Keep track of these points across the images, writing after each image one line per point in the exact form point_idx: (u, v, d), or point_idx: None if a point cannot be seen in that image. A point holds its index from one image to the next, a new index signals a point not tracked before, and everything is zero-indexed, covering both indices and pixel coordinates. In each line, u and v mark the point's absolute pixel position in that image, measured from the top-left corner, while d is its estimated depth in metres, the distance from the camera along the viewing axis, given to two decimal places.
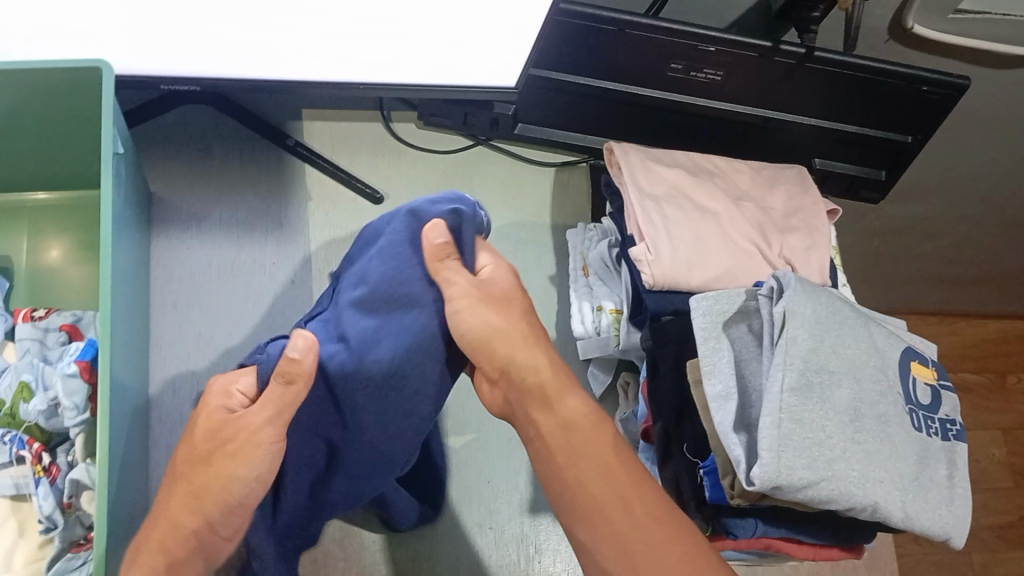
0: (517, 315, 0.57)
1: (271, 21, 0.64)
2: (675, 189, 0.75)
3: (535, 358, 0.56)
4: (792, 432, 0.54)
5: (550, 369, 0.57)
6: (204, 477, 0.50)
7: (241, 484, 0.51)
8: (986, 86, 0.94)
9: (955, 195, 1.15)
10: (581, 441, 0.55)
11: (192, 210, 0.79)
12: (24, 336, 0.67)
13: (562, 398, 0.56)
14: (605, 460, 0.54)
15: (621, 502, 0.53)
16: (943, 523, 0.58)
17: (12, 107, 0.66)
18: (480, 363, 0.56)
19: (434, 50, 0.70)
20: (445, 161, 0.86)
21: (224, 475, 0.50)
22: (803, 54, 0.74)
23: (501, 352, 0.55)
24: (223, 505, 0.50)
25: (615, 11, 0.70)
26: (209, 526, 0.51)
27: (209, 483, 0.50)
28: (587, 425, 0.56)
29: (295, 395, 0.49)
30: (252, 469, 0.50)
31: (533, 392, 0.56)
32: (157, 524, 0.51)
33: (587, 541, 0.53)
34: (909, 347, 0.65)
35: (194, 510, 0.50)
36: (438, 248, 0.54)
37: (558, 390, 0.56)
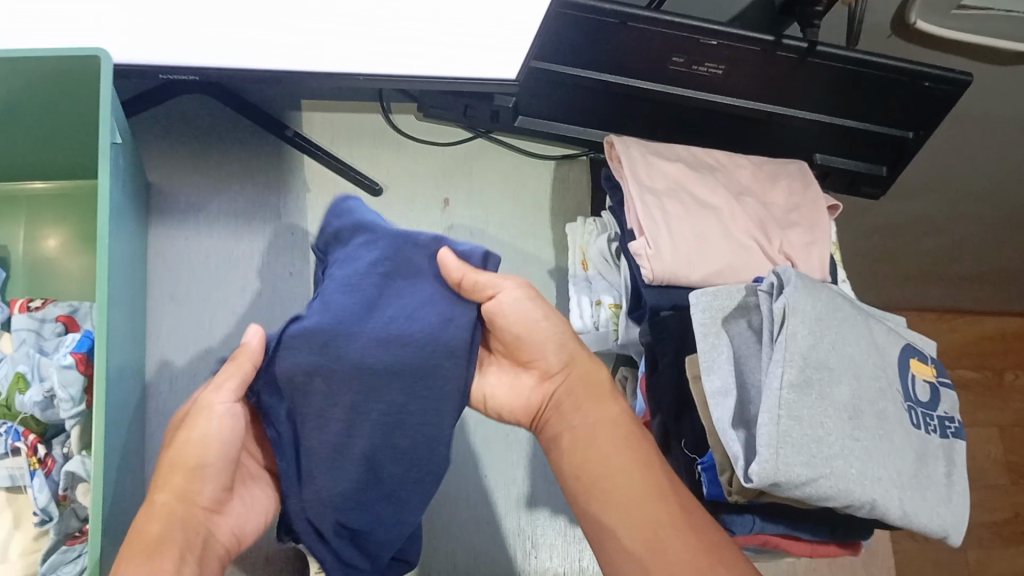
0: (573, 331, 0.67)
1: (270, 22, 0.65)
2: (675, 183, 0.74)
3: (589, 366, 0.65)
4: (792, 428, 0.54)
5: (595, 367, 0.65)
6: (186, 452, 0.52)
7: (209, 452, 0.53)
8: (987, 83, 0.94)
9: (955, 192, 1.15)
10: (622, 438, 0.61)
11: (191, 200, 0.78)
12: (21, 327, 0.67)
13: (604, 402, 0.63)
14: (639, 455, 0.60)
15: (656, 490, 0.58)
16: (941, 521, 0.58)
17: (9, 96, 0.65)
18: (541, 356, 0.64)
19: (435, 51, 0.71)
20: (444, 154, 0.86)
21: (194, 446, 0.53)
22: (805, 49, 0.74)
23: (559, 355, 0.64)
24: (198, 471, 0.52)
25: (616, 3, 0.70)
26: (187, 497, 0.52)
27: (193, 459, 0.53)
28: (619, 426, 0.62)
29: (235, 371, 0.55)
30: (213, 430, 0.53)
31: (585, 387, 0.64)
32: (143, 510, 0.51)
33: (614, 527, 0.57)
34: (909, 345, 0.65)
35: (175, 480, 0.52)
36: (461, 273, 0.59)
37: (604, 395, 0.64)
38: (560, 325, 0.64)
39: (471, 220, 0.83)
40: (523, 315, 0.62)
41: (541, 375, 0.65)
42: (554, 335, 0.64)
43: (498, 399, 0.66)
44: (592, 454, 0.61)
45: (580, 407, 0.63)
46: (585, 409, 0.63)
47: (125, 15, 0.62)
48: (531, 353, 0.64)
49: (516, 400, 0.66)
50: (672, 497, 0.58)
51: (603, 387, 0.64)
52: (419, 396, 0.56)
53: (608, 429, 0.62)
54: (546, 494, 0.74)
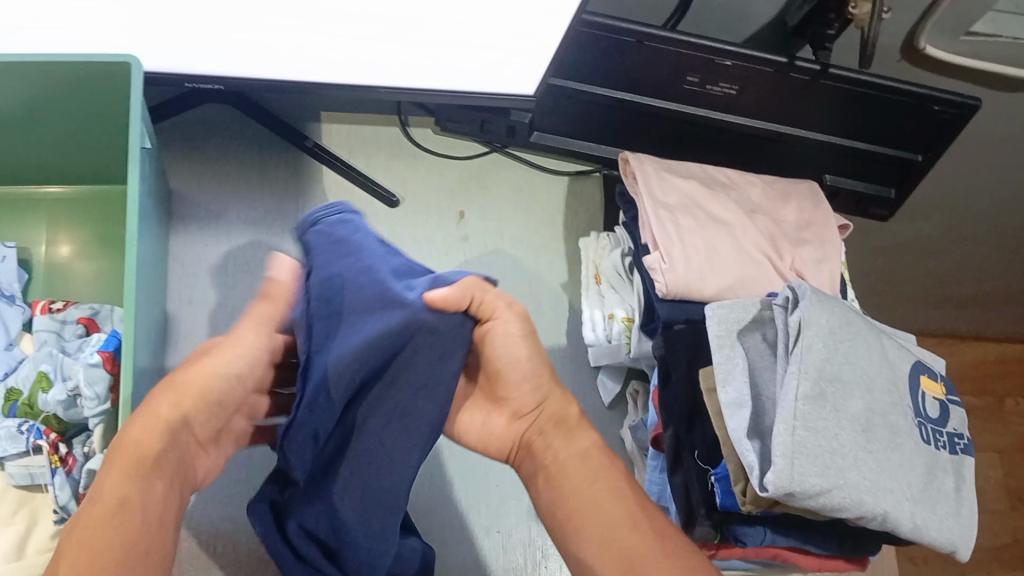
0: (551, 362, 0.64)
1: (263, 22, 0.65)
2: (689, 200, 0.76)
3: (564, 396, 0.63)
4: (806, 439, 0.55)
5: (565, 403, 0.62)
6: (201, 378, 0.53)
7: (225, 382, 0.54)
8: (994, 108, 0.96)
9: (959, 216, 1.17)
10: (595, 467, 0.60)
11: (210, 207, 0.79)
12: (42, 328, 0.68)
13: (579, 433, 0.62)
14: (613, 483, 0.59)
15: (628, 520, 0.57)
16: (950, 535, 0.59)
17: (39, 99, 0.67)
18: (513, 394, 0.61)
19: (441, 52, 0.71)
20: (459, 167, 0.87)
21: (216, 375, 0.54)
22: (818, 71, 0.75)
23: (537, 389, 0.61)
24: (205, 400, 0.53)
25: (634, 23, 0.72)
26: (188, 427, 0.52)
27: (206, 388, 0.53)
28: (592, 459, 0.60)
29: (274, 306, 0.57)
30: (234, 367, 0.55)
31: (556, 423, 0.61)
32: (138, 420, 0.50)
33: (587, 558, 0.56)
34: (919, 361, 0.66)
35: (178, 409, 0.51)
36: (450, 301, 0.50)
37: (579, 425, 0.62)
38: (539, 363, 0.61)
39: (485, 233, 0.84)
40: (516, 340, 0.58)
41: (513, 414, 0.62)
42: (534, 362, 0.60)
43: (469, 429, 0.63)
44: (567, 493, 0.58)
45: (551, 444, 0.61)
46: (559, 445, 0.61)
47: (126, 15, 0.62)
48: (504, 388, 0.61)
49: (489, 437, 0.63)
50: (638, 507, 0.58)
51: (569, 419, 0.62)
52: (390, 435, 0.53)
53: (576, 463, 0.60)
54: None
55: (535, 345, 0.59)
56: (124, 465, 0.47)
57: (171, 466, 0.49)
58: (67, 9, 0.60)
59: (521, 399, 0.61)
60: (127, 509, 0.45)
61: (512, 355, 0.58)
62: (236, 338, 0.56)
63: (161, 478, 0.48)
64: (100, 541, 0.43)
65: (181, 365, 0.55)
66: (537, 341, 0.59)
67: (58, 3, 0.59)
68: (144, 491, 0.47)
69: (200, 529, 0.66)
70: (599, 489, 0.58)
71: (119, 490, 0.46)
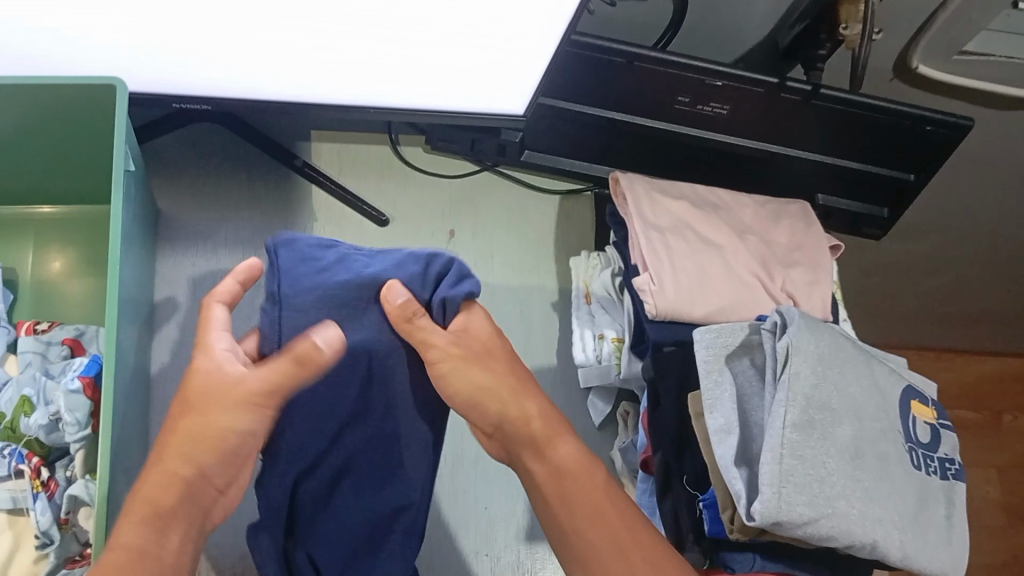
0: (500, 365, 0.60)
1: (266, 22, 0.62)
2: (679, 221, 0.75)
3: (522, 408, 0.59)
4: (794, 468, 0.54)
5: (526, 418, 0.59)
6: (215, 426, 0.51)
7: (236, 438, 0.52)
8: (988, 126, 0.96)
9: (955, 232, 1.16)
10: (572, 484, 0.57)
11: (199, 228, 0.79)
12: (27, 350, 0.67)
13: (553, 446, 0.58)
14: (596, 501, 0.56)
15: (614, 547, 0.54)
16: (940, 564, 0.58)
17: (25, 120, 0.66)
18: (474, 421, 0.60)
19: (445, 53, 0.67)
20: (451, 186, 0.87)
21: (222, 428, 0.51)
22: (809, 91, 0.75)
23: (490, 412, 0.59)
24: (217, 453, 0.51)
25: (623, 43, 0.71)
26: (203, 475, 0.51)
27: (210, 439, 0.51)
28: (578, 473, 0.57)
29: (296, 376, 0.51)
30: (245, 422, 0.52)
31: (526, 442, 0.58)
32: (150, 473, 0.50)
33: None
34: (910, 386, 0.65)
35: (187, 458, 0.51)
36: (401, 307, 0.54)
37: (550, 437, 0.58)
38: (489, 379, 0.59)
39: (477, 253, 0.84)
40: (453, 375, 0.57)
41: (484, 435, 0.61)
42: (474, 392, 0.58)
43: None
44: (561, 504, 0.56)
45: (523, 464, 0.59)
46: (528, 466, 0.58)
47: (129, 16, 0.59)
48: (464, 416, 0.60)
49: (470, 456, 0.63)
50: (608, 507, 0.56)
51: (535, 437, 0.58)
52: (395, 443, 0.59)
53: (550, 483, 0.57)
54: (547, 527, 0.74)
55: (473, 379, 0.58)
56: (138, 520, 0.47)
57: (187, 517, 0.49)
58: (70, 10, 0.58)
59: (479, 423, 0.60)
60: (141, 563, 0.45)
61: (465, 388, 0.58)
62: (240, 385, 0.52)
63: (174, 530, 0.48)
64: None
65: (188, 410, 0.52)
66: (472, 369, 0.58)
67: (57, 3, 0.57)
68: (160, 542, 0.47)
69: None
70: (574, 503, 0.56)
71: (136, 539, 0.46)
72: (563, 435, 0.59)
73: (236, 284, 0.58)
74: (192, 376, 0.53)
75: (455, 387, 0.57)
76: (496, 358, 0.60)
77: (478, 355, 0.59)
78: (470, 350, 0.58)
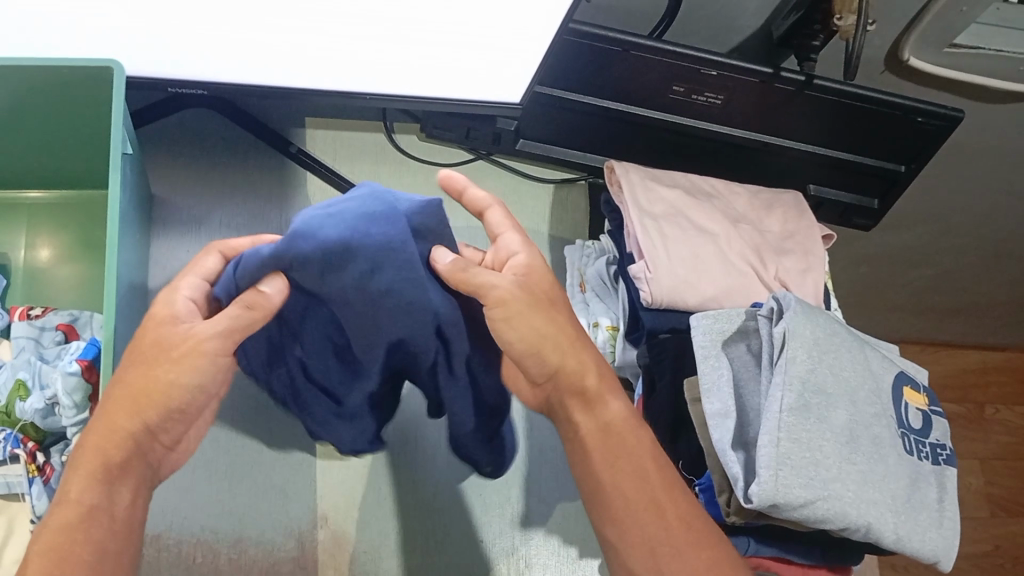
0: (563, 319, 0.58)
1: (266, 23, 0.63)
2: (673, 209, 0.76)
3: (582, 365, 0.58)
4: (791, 451, 0.55)
5: (581, 372, 0.58)
6: (150, 381, 0.50)
7: (186, 392, 0.52)
8: (977, 119, 0.97)
9: (941, 226, 1.17)
10: (618, 443, 0.58)
11: (192, 214, 0.79)
12: (20, 335, 0.67)
13: (604, 402, 0.59)
14: (639, 463, 0.57)
15: (651, 508, 0.56)
16: (931, 546, 0.59)
17: (20, 104, 0.66)
18: (530, 370, 0.58)
19: (444, 52, 0.69)
20: (445, 174, 0.87)
21: (166, 384, 0.51)
22: (803, 82, 0.76)
23: (550, 360, 0.57)
24: (166, 410, 0.51)
25: (620, 32, 0.71)
26: (154, 430, 0.52)
27: (153, 397, 0.51)
28: (626, 431, 0.58)
29: (250, 320, 0.49)
30: (195, 375, 0.51)
31: (574, 393, 0.59)
32: (95, 419, 0.50)
33: (612, 538, 0.57)
34: (902, 372, 0.66)
35: (135, 415, 0.50)
36: (453, 267, 0.51)
37: (601, 393, 0.59)
38: (547, 326, 0.56)
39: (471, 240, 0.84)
40: (511, 335, 0.55)
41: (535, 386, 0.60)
42: (535, 342, 0.56)
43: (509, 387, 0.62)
44: (609, 467, 0.57)
45: (570, 417, 0.59)
46: (575, 419, 0.59)
47: (128, 15, 0.60)
48: (519, 365, 0.58)
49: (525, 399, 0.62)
50: (654, 475, 0.57)
51: (587, 390, 0.58)
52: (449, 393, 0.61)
53: (596, 439, 0.58)
54: (541, 513, 0.74)
55: (538, 325, 0.55)
56: (92, 474, 0.49)
57: (139, 470, 0.51)
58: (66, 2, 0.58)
59: (535, 373, 0.58)
60: (96, 524, 0.48)
61: (526, 335, 0.55)
62: (197, 339, 0.51)
63: (125, 483, 0.50)
64: (59, 551, 0.47)
65: (133, 358, 0.51)
66: (532, 315, 0.55)
67: None
68: (112, 498, 0.49)
69: (180, 540, 0.66)
70: (616, 466, 0.57)
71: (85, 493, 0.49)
72: (616, 392, 0.59)
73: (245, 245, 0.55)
74: (150, 321, 0.52)
75: (513, 333, 0.55)
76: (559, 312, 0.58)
77: (542, 301, 0.56)
78: (535, 296, 0.56)
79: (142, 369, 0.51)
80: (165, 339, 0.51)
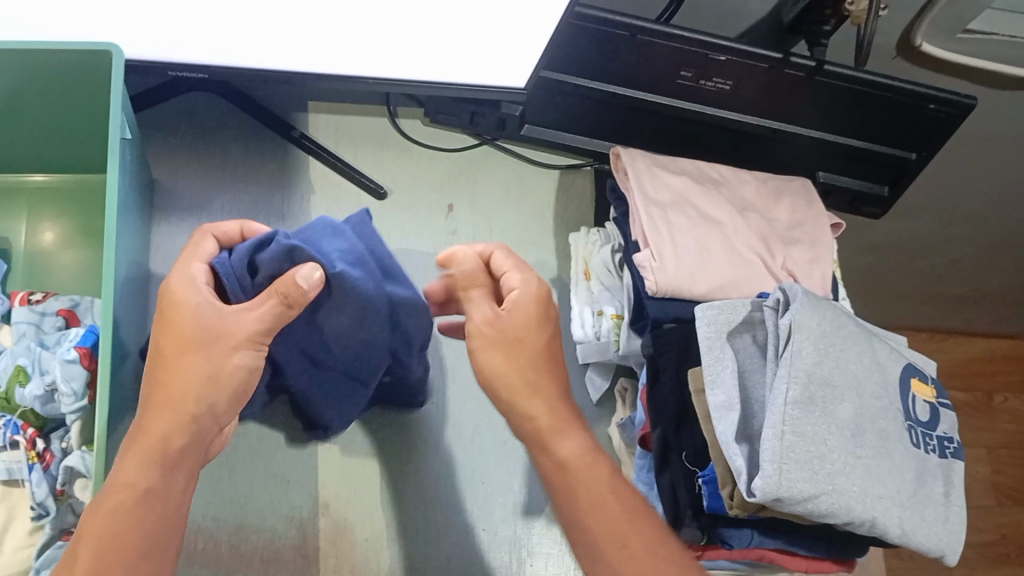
0: (530, 348, 0.57)
1: (254, 19, 0.63)
2: (680, 196, 0.75)
3: (530, 406, 0.56)
4: (795, 444, 0.55)
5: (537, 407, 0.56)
6: (213, 365, 0.51)
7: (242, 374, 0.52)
8: (989, 106, 0.95)
9: (951, 213, 1.16)
10: (580, 477, 0.54)
11: (193, 199, 0.78)
12: (21, 320, 0.66)
13: (558, 440, 0.56)
14: (600, 492, 0.54)
15: (613, 537, 0.52)
16: (938, 541, 0.58)
17: (20, 88, 0.65)
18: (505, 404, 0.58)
19: (447, 36, 0.68)
20: (449, 159, 0.86)
21: (230, 367, 0.51)
22: (812, 67, 0.74)
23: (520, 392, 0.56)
24: (230, 392, 0.52)
25: (627, 16, 0.70)
26: (213, 415, 0.51)
27: (215, 380, 0.51)
28: (589, 465, 0.55)
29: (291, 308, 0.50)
30: (249, 358, 0.52)
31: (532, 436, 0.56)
32: (152, 406, 0.50)
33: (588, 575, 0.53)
34: (910, 364, 0.65)
35: (196, 399, 0.50)
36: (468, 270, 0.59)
37: (556, 430, 0.56)
38: (523, 354, 0.56)
39: (475, 226, 0.83)
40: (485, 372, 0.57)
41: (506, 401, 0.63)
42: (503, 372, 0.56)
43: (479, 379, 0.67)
44: (575, 499, 0.54)
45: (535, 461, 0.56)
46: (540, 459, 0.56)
47: (128, 14, 0.62)
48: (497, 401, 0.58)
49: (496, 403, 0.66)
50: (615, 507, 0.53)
51: (540, 433, 0.56)
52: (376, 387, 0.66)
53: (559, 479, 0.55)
54: (542, 503, 0.74)
55: (493, 364, 0.56)
56: (147, 458, 0.48)
57: (195, 453, 0.50)
58: None
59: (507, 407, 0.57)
60: (149, 505, 0.47)
61: (490, 365, 0.57)
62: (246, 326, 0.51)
63: (183, 468, 0.49)
64: (109, 531, 0.45)
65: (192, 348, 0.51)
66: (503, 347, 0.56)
67: None
68: (168, 482, 0.48)
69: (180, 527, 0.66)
70: (580, 505, 0.54)
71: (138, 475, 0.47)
72: (569, 430, 0.56)
73: (240, 230, 0.54)
74: (185, 312, 0.51)
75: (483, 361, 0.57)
76: (530, 343, 0.57)
77: (512, 336, 0.57)
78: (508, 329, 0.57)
79: (201, 356, 0.51)
80: (219, 326, 0.51)
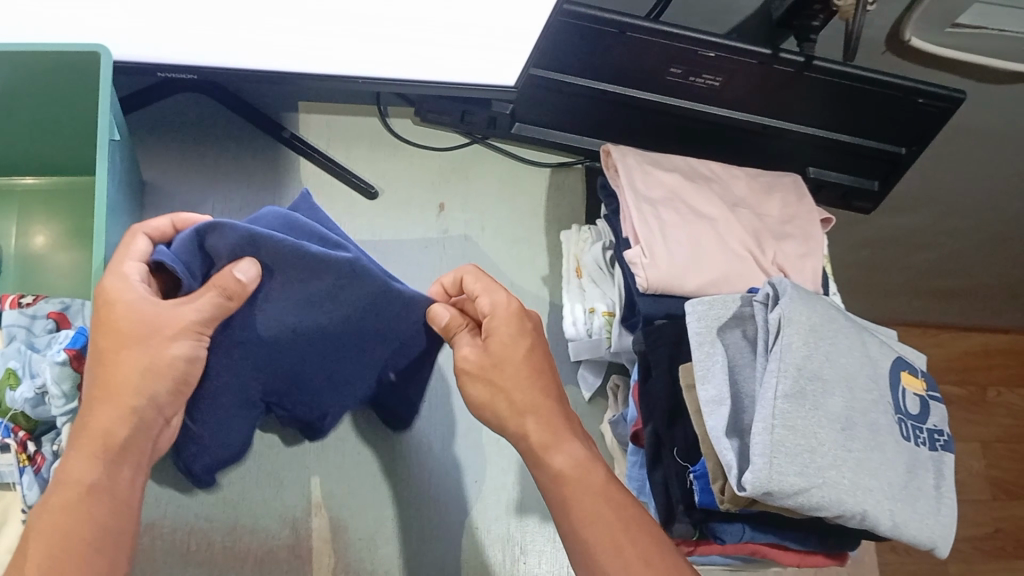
0: (521, 359, 0.58)
1: (241, 17, 0.63)
2: (670, 193, 0.75)
3: (520, 425, 0.57)
4: (785, 438, 0.55)
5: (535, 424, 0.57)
6: (150, 357, 0.52)
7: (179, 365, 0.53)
8: (979, 100, 0.95)
9: (943, 207, 1.16)
10: (571, 484, 0.55)
11: (184, 199, 0.78)
12: (11, 323, 0.66)
13: (554, 450, 0.57)
14: (592, 496, 0.55)
15: (609, 539, 0.53)
16: (929, 533, 0.59)
17: (9, 90, 0.65)
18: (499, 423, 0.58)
19: (437, 35, 0.68)
20: (440, 158, 0.86)
21: (167, 358, 0.52)
22: (802, 62, 0.74)
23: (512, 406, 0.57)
24: (169, 383, 0.52)
25: (617, 13, 0.70)
26: (154, 404, 0.52)
27: (154, 371, 0.52)
28: (581, 472, 0.56)
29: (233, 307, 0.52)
30: (188, 349, 0.53)
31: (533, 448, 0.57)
32: (94, 400, 0.51)
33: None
34: (900, 357, 0.65)
35: (138, 391, 0.51)
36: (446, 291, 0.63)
37: (551, 441, 0.57)
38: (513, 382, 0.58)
39: (466, 225, 0.83)
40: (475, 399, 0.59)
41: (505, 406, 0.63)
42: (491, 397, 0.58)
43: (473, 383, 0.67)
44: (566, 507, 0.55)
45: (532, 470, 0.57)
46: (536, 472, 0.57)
47: (117, 17, 0.62)
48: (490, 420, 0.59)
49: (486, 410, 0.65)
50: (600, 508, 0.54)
51: (533, 447, 0.57)
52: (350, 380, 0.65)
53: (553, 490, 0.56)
54: (536, 500, 0.74)
55: (483, 390, 0.58)
56: (93, 452, 0.49)
57: (141, 444, 0.52)
58: None
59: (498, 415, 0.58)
60: (96, 500, 0.48)
61: (477, 391, 0.59)
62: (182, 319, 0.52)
63: (129, 460, 0.51)
64: (59, 527, 0.47)
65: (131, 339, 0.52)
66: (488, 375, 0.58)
67: None
68: (114, 475, 0.50)
69: (174, 528, 0.65)
70: (579, 511, 0.54)
71: (85, 471, 0.49)
72: (564, 440, 0.57)
73: (171, 224, 0.55)
74: (122, 310, 0.51)
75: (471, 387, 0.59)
76: (513, 365, 0.58)
77: (494, 363, 0.58)
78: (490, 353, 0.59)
79: (139, 349, 0.52)
80: (158, 320, 0.52)
